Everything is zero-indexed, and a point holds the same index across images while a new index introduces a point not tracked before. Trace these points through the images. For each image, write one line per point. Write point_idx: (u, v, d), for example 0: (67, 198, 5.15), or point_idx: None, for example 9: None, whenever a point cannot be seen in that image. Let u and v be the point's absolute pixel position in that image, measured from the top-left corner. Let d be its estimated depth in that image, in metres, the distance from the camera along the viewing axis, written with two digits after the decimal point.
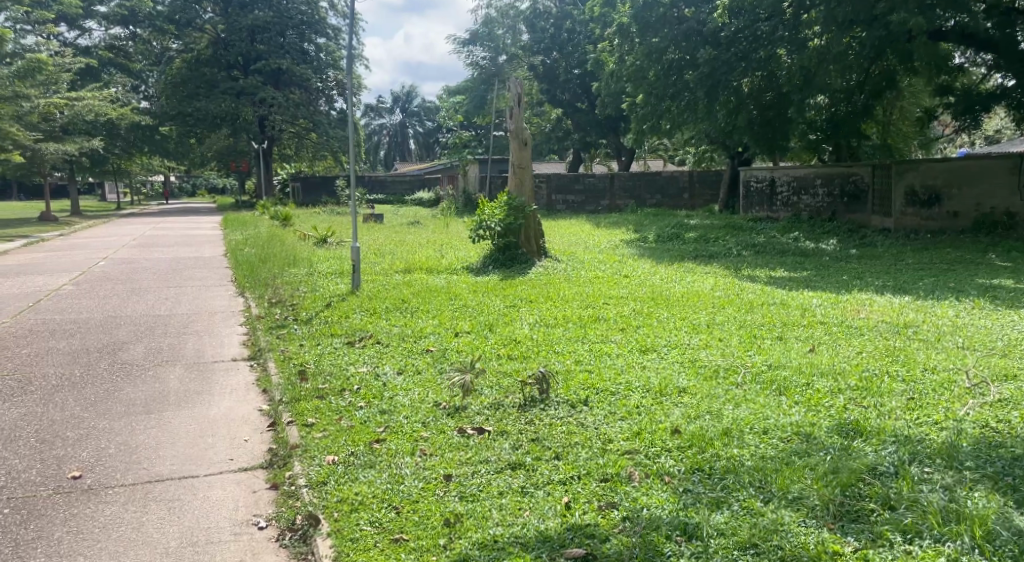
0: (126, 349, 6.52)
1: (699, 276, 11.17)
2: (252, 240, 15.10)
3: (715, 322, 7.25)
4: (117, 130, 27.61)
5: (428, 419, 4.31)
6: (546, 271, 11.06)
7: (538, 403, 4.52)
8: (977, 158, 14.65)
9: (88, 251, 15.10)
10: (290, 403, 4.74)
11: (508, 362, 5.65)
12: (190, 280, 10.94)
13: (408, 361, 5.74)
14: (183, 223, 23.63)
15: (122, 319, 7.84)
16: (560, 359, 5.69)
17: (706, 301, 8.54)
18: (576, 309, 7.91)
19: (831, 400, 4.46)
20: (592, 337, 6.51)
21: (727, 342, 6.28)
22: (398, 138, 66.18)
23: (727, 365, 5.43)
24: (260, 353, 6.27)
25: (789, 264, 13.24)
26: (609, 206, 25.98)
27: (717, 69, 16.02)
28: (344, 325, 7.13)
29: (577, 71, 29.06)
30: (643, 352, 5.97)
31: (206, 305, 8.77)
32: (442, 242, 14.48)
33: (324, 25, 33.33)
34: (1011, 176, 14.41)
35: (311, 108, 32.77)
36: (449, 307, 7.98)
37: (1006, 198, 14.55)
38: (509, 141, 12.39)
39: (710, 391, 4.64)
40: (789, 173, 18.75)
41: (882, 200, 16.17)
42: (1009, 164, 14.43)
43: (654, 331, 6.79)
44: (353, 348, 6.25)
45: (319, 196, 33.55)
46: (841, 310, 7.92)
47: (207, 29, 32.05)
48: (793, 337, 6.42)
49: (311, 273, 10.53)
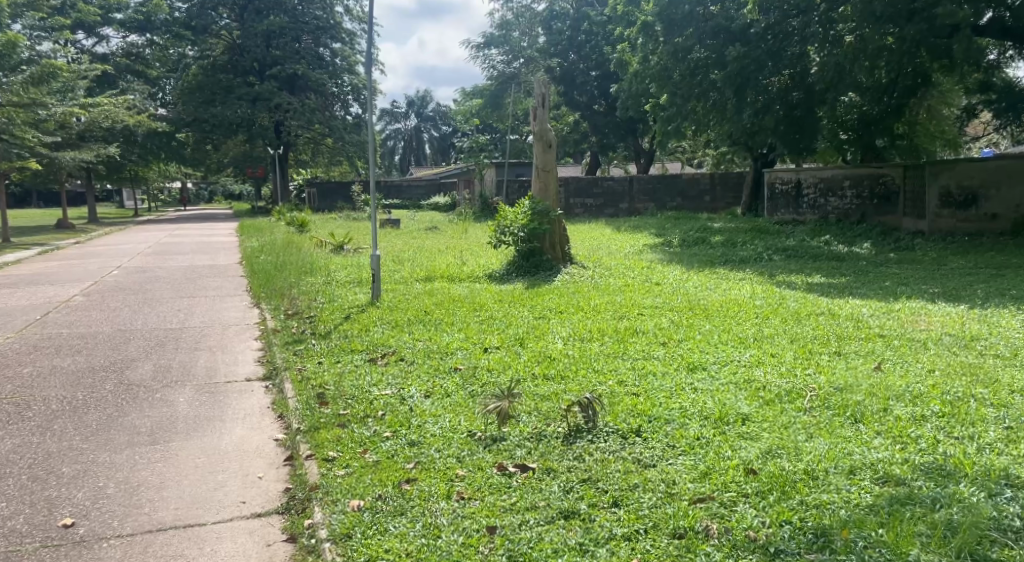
0: (134, 368, 6.08)
1: (735, 282, 10.65)
2: (268, 247, 14.70)
3: (764, 334, 6.77)
4: (134, 136, 27.37)
5: (463, 453, 3.82)
6: (574, 278, 10.56)
7: (585, 433, 4.04)
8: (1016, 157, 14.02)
9: (103, 260, 14.74)
10: (309, 432, 4.28)
11: (544, 383, 5.11)
12: (205, 290, 10.53)
13: (435, 382, 5.27)
14: (199, 230, 23.33)
15: (132, 334, 7.41)
16: (602, 379, 5.20)
17: (748, 311, 8.01)
18: (609, 320, 7.40)
19: (916, 430, 4.05)
20: (633, 353, 6.02)
21: (783, 359, 5.80)
22: (413, 143, 65.78)
23: (788, 387, 4.97)
24: (276, 373, 5.81)
25: (825, 268, 12.68)
26: (628, 209, 25.41)
27: (746, 67, 15.48)
28: (365, 339, 6.67)
29: (595, 72, 28.57)
30: (691, 370, 5.49)
31: (219, 318, 8.32)
32: (462, 248, 14.06)
33: (339, 29, 33.01)
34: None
35: (326, 113, 32.48)
36: (474, 319, 7.50)
37: None
38: (533, 143, 11.85)
39: (779, 420, 4.17)
40: (816, 174, 18.15)
41: (914, 201, 15.54)
42: None
43: (699, 346, 6.29)
44: (374, 367, 5.77)
45: (335, 201, 33.18)
46: (898, 322, 7.41)
47: (223, 34, 31.82)
48: (853, 353, 5.98)
49: (329, 282, 10.10)
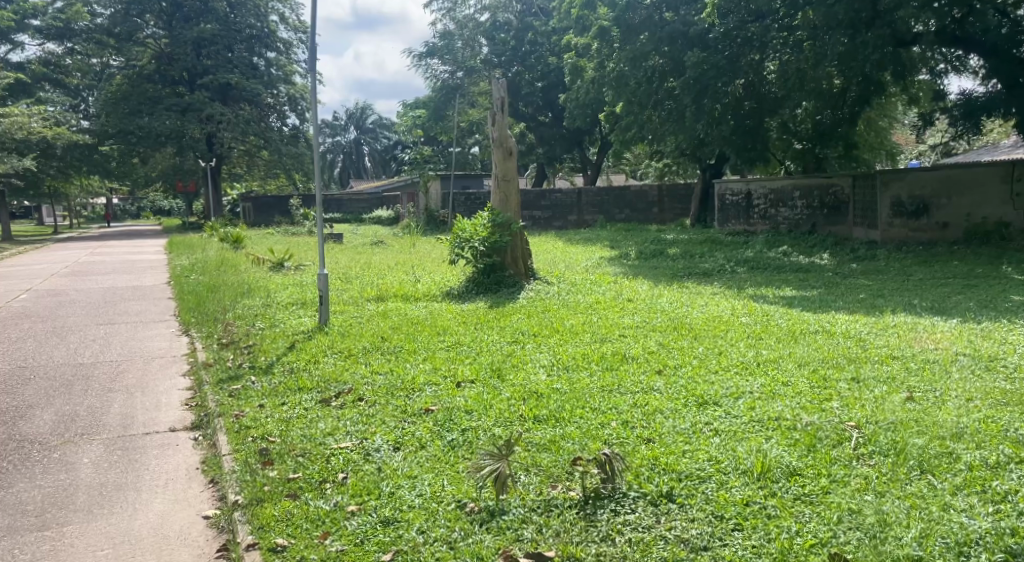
0: (31, 419, 5.06)
1: (709, 298, 9.99)
2: (199, 266, 13.52)
3: (766, 358, 6.02)
4: (53, 150, 25.36)
5: (455, 536, 3.05)
6: (539, 295, 9.78)
7: (608, 501, 3.22)
8: (966, 165, 13.70)
9: (10, 282, 13.29)
10: (249, 506, 3.42)
11: (537, 428, 4.29)
12: (127, 316, 9.38)
13: (404, 430, 4.38)
14: (123, 248, 21.70)
15: (33, 373, 6.33)
16: (604, 421, 4.37)
17: (737, 331, 7.29)
18: (591, 345, 6.61)
19: (1002, 481, 3.32)
20: (628, 385, 5.22)
21: (801, 390, 5.04)
22: (353, 156, 64.36)
23: (825, 424, 4.20)
24: (207, 420, 4.84)
25: (793, 280, 12.17)
26: (577, 222, 24.79)
27: (705, 72, 14.80)
28: (314, 374, 5.72)
29: (540, 84, 27.74)
30: (702, 407, 4.70)
31: (142, 350, 7.24)
32: (413, 265, 13.08)
33: (274, 39, 31.81)
34: (1004, 184, 13.56)
35: (261, 125, 31.08)
36: (438, 346, 6.61)
37: (998, 207, 13.68)
38: (492, 150, 10.94)
39: (840, 474, 3.39)
40: (766, 184, 17.77)
41: (864, 211, 15.23)
42: (1000, 172, 13.52)
43: (701, 374, 5.53)
44: (329, 411, 4.83)
45: (271, 216, 31.73)
46: (899, 340, 6.69)
47: (149, 43, 29.95)
48: (874, 379, 5.25)
49: (268, 304, 9.08)
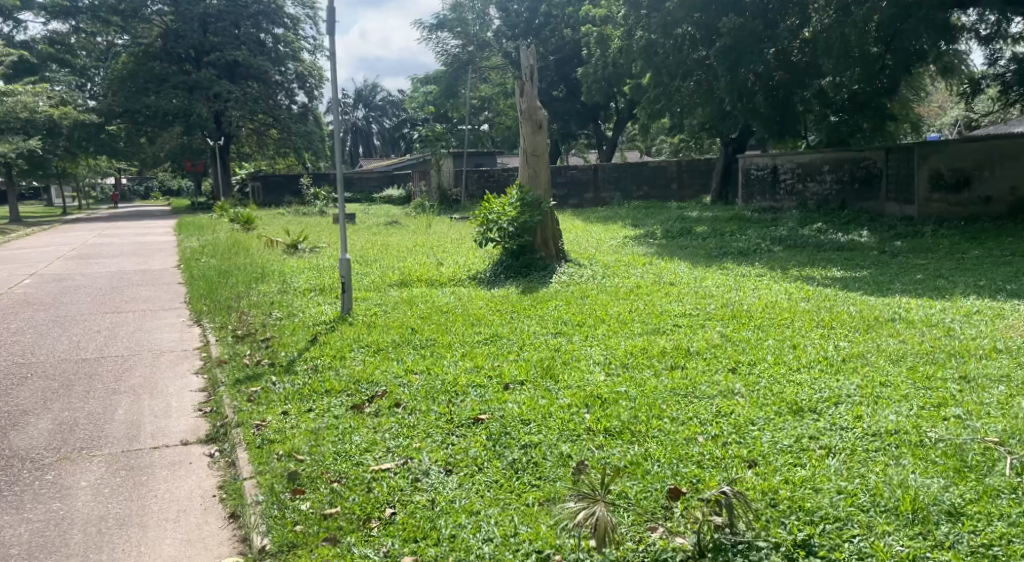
0: (23, 429, 4.42)
1: (753, 280, 9.24)
2: (209, 248, 12.90)
3: (851, 352, 5.28)
4: (60, 129, 24.56)
5: None
6: (571, 278, 9.06)
7: (731, 555, 2.60)
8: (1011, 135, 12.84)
9: (14, 265, 12.72)
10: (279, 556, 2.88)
11: (613, 445, 3.62)
12: (135, 302, 8.75)
13: (454, 446, 3.71)
14: (134, 229, 21.07)
15: (30, 372, 5.69)
16: (688, 435, 3.71)
17: (803, 318, 6.57)
18: (646, 338, 5.87)
19: None
20: (706, 388, 4.50)
21: (908, 393, 4.32)
22: (361, 134, 63.57)
23: (960, 439, 3.50)
24: (223, 432, 4.21)
25: (838, 260, 11.40)
26: (593, 199, 23.91)
27: (741, 40, 13.85)
28: (341, 375, 5.02)
29: (554, 57, 26.64)
30: (800, 415, 4.01)
31: (149, 344, 6.57)
32: (432, 246, 12.38)
33: (281, 14, 30.61)
34: None
35: (270, 102, 30.32)
36: (476, 340, 5.90)
37: None
38: (521, 124, 10.18)
39: (1015, 514, 2.72)
40: (793, 158, 16.85)
41: (899, 185, 14.34)
42: None
43: (784, 373, 4.81)
44: (363, 420, 4.16)
45: (281, 196, 30.98)
46: (994, 329, 5.92)
47: (156, 20, 29.08)
48: (990, 380, 4.53)
49: (284, 290, 8.43)
